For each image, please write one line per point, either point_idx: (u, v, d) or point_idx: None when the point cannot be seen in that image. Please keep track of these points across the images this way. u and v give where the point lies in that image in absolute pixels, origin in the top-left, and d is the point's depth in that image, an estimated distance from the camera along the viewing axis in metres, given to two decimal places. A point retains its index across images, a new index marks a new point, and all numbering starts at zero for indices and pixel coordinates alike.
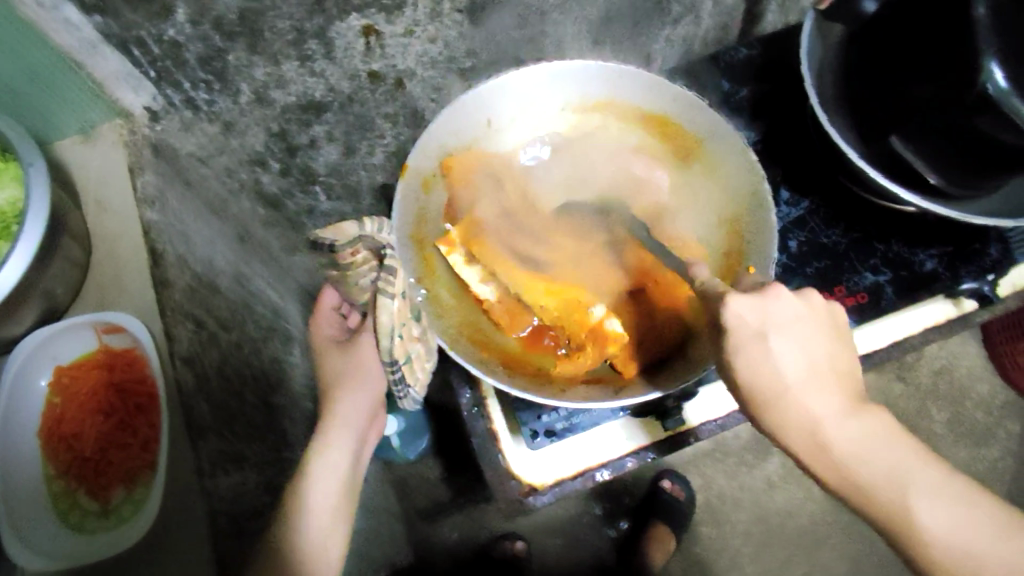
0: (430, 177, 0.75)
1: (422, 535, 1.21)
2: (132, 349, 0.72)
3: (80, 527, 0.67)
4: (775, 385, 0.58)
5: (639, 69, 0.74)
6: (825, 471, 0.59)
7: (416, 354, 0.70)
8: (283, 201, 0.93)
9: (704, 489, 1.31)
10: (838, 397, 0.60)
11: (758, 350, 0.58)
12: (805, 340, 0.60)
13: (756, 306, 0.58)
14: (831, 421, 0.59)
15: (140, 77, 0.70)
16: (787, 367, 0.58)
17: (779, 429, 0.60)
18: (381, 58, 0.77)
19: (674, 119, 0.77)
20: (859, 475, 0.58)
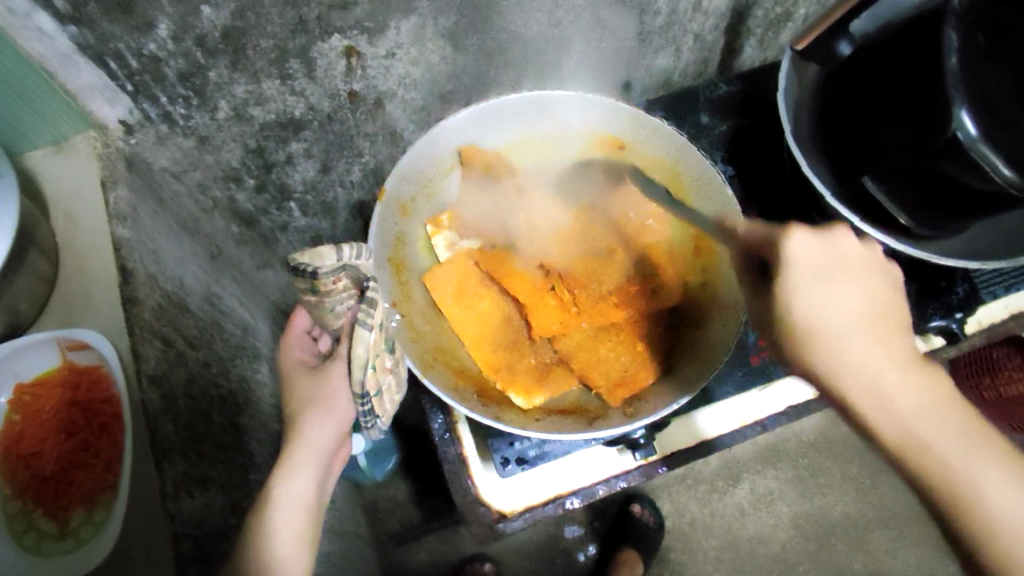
0: (408, 202, 0.75)
1: (394, 559, 1.19)
2: (98, 366, 0.70)
3: (36, 551, 0.65)
4: (830, 323, 0.58)
5: (619, 100, 0.75)
6: (869, 404, 0.58)
7: (386, 386, 0.71)
8: (257, 218, 0.91)
9: (675, 516, 1.31)
10: (888, 348, 0.59)
11: (823, 290, 0.59)
12: (856, 297, 0.59)
13: (823, 243, 0.60)
14: (863, 339, 0.58)
15: (117, 90, 0.69)
16: (836, 311, 0.59)
17: (818, 330, 0.58)
18: (363, 79, 0.77)
19: (653, 151, 0.77)
20: (891, 396, 0.57)
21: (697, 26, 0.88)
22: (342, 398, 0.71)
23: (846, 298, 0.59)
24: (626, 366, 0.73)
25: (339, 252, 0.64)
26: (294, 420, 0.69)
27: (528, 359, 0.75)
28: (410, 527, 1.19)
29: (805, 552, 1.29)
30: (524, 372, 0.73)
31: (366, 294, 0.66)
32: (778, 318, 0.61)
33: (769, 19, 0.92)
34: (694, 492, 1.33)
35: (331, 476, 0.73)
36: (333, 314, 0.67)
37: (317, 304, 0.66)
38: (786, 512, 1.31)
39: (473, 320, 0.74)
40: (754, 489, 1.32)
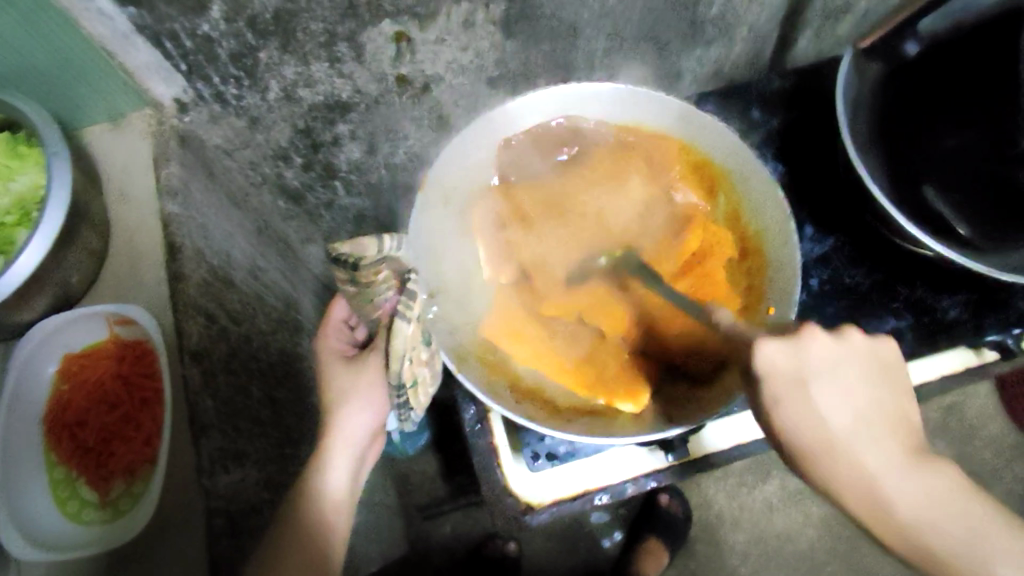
0: (451, 192, 0.75)
1: (422, 533, 1.20)
2: (143, 341, 0.72)
3: (77, 517, 0.68)
4: (823, 435, 0.55)
5: (668, 95, 0.76)
6: (857, 497, 0.57)
7: (423, 377, 0.73)
8: (304, 195, 0.90)
9: (701, 507, 1.30)
10: (893, 447, 0.57)
11: (800, 395, 0.54)
12: (853, 382, 0.57)
13: (791, 352, 0.54)
14: (885, 475, 0.57)
15: (171, 69, 0.71)
16: (834, 417, 0.56)
17: (832, 478, 0.57)
18: (410, 63, 0.76)
19: (696, 146, 0.77)
20: (909, 509, 0.57)
21: (753, 17, 0.85)
22: (377, 392, 0.71)
23: (861, 422, 0.57)
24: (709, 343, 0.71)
25: (381, 243, 0.66)
26: (329, 409, 0.70)
27: (615, 365, 0.73)
28: (438, 500, 1.19)
29: (830, 551, 1.27)
30: (613, 376, 0.72)
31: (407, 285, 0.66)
32: (766, 416, 0.56)
33: (828, 11, 0.88)
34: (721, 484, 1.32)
35: (366, 461, 0.74)
36: (372, 305, 0.69)
37: (355, 295, 0.68)
38: (814, 510, 1.29)
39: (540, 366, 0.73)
40: (784, 487, 1.30)
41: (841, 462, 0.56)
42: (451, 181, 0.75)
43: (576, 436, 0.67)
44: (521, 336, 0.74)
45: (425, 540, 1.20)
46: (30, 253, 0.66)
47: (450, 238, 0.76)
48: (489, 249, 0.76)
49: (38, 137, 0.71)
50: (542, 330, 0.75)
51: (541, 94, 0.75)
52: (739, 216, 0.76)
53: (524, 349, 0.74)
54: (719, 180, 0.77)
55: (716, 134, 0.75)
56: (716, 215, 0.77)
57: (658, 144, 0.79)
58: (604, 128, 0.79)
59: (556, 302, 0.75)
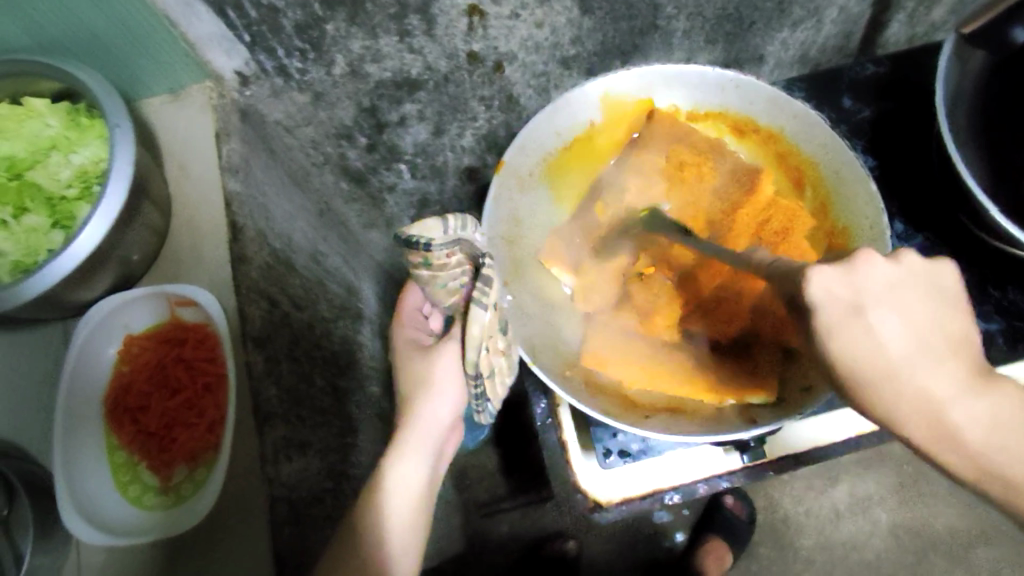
0: (525, 177, 0.74)
1: (479, 528, 1.11)
2: (205, 325, 0.70)
3: (139, 503, 0.67)
4: (884, 362, 0.45)
5: (760, 79, 0.71)
6: (917, 422, 0.47)
7: (499, 367, 0.67)
8: (367, 176, 0.86)
9: (768, 511, 1.22)
10: (958, 368, 0.47)
11: (898, 386, 0.46)
12: (916, 311, 0.46)
13: (849, 282, 0.45)
14: (953, 402, 0.46)
15: (234, 40, 0.67)
16: (895, 343, 0.45)
17: (897, 419, 0.47)
18: (482, 39, 0.72)
19: (789, 137, 0.73)
20: (989, 439, 0.47)
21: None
22: (455, 379, 0.69)
23: (914, 336, 0.46)
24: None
25: (445, 224, 0.61)
26: (406, 401, 0.68)
27: (726, 365, 0.68)
28: (497, 497, 1.11)
29: (901, 563, 1.18)
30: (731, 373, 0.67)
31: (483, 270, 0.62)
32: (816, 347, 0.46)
33: None
34: (789, 488, 1.23)
35: (445, 453, 0.73)
36: (446, 290, 0.65)
37: (430, 280, 0.64)
38: (886, 519, 1.20)
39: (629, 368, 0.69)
40: (855, 492, 1.21)
41: (906, 385, 0.46)
42: (527, 165, 0.73)
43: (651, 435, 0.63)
44: (600, 341, 0.71)
45: (483, 539, 1.13)
46: (90, 231, 0.63)
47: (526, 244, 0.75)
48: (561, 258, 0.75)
49: (99, 110, 0.69)
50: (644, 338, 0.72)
51: (624, 74, 0.72)
52: (827, 209, 0.71)
53: (614, 362, 0.70)
54: (806, 168, 0.73)
55: (803, 116, 0.71)
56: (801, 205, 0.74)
57: (742, 131, 0.76)
58: (691, 113, 0.76)
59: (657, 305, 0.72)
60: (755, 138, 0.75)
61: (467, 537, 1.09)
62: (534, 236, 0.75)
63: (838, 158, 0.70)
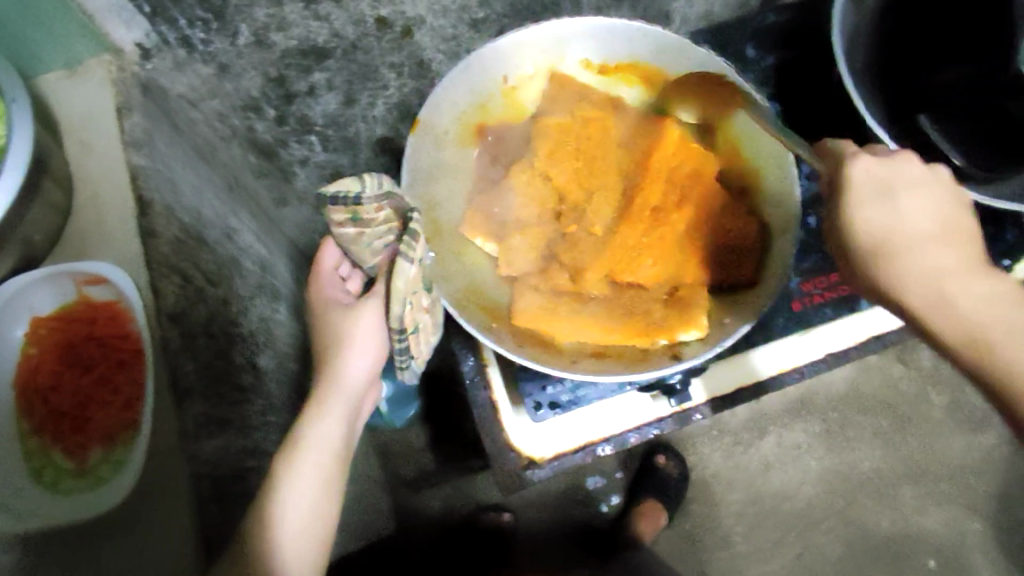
0: (441, 134, 0.75)
1: (410, 506, 1.14)
2: (114, 302, 0.68)
3: (53, 487, 0.63)
4: (899, 234, 0.55)
5: (664, 31, 0.73)
6: (918, 289, 0.55)
7: (423, 325, 0.70)
8: (277, 149, 0.84)
9: (698, 468, 1.24)
10: (932, 218, 0.56)
11: (891, 206, 0.55)
12: (933, 191, 0.57)
13: (887, 168, 0.56)
14: (955, 275, 0.55)
15: (131, 10, 0.65)
16: (913, 215, 0.56)
17: (900, 284, 0.55)
18: (390, 5, 0.72)
19: (696, 85, 0.75)
20: (943, 282, 0.55)
21: None
22: (376, 336, 0.71)
23: (918, 201, 0.56)
24: (735, 249, 0.70)
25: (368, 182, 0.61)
26: (326, 356, 0.70)
27: (654, 305, 0.69)
28: (426, 473, 1.14)
29: (831, 509, 1.21)
30: (660, 313, 0.69)
31: (410, 225, 0.63)
32: (844, 223, 0.57)
33: None
34: (716, 444, 1.25)
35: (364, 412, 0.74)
36: (369, 249, 0.66)
37: (355, 238, 0.64)
38: (814, 466, 1.23)
39: (555, 323, 0.69)
40: (781, 442, 1.24)
41: (909, 254, 0.55)
42: (442, 123, 0.74)
43: (584, 377, 0.66)
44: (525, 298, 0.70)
45: (414, 518, 1.14)
46: None
47: (443, 203, 0.75)
48: (481, 223, 0.74)
49: None
50: (566, 291, 0.71)
51: (533, 31, 0.74)
52: (736, 152, 0.74)
53: (541, 317, 0.69)
54: (715, 114, 0.75)
55: (707, 63, 0.73)
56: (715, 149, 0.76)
57: (652, 82, 0.77)
58: (602, 66, 0.77)
59: (580, 260, 0.71)
60: (664, 88, 0.77)
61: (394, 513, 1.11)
62: (452, 199, 0.75)
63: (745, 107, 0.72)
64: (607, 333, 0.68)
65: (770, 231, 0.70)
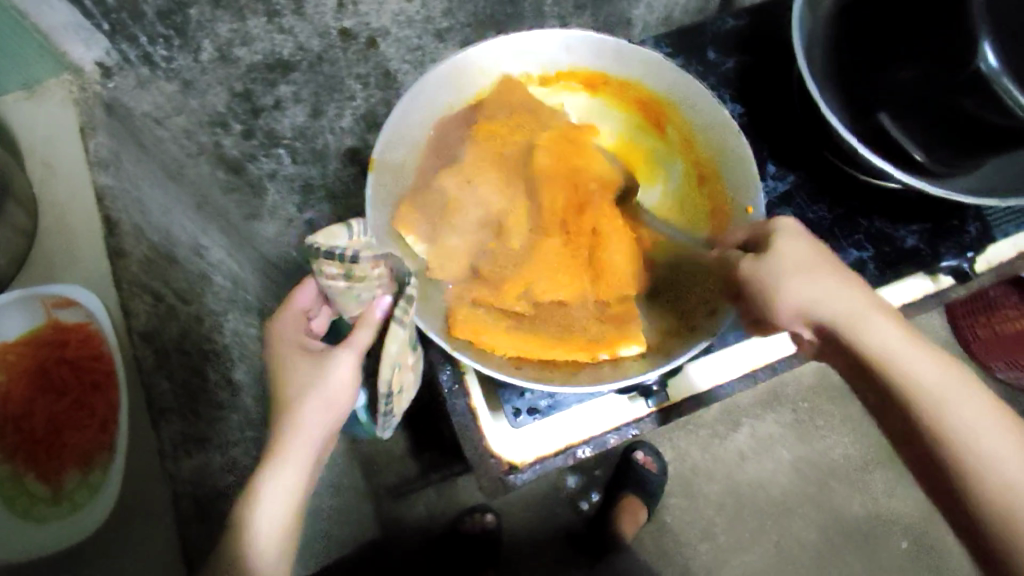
0: (397, 167, 0.71)
1: (391, 514, 1.14)
2: (85, 323, 0.68)
3: (28, 515, 0.63)
4: (817, 297, 0.57)
5: (609, 38, 0.74)
6: (886, 366, 0.54)
7: (406, 383, 0.68)
8: (245, 164, 0.81)
9: (677, 462, 1.26)
10: (898, 325, 0.55)
11: (846, 324, 0.56)
12: (849, 290, 0.57)
13: (794, 242, 0.60)
14: (896, 345, 0.54)
15: (91, 28, 0.63)
16: (868, 325, 0.55)
17: (852, 340, 0.55)
18: (354, 15, 0.73)
19: (640, 84, 0.76)
20: (918, 382, 0.52)
21: None
22: (348, 389, 0.65)
23: (861, 320, 0.55)
24: (638, 274, 0.73)
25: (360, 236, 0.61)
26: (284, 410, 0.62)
27: (590, 321, 0.70)
28: (407, 480, 1.13)
29: (804, 495, 1.25)
30: (595, 327, 0.70)
31: (405, 288, 0.62)
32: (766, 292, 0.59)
33: None
34: (694, 438, 1.28)
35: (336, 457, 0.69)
36: (354, 301, 0.64)
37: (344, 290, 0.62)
38: (787, 456, 1.26)
39: (526, 342, 0.68)
40: (756, 433, 1.27)
41: (879, 346, 0.54)
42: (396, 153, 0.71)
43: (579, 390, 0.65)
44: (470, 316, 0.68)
45: (397, 523, 1.15)
46: None
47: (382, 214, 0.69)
48: (411, 224, 0.70)
49: None
50: (498, 305, 0.70)
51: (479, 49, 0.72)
52: (691, 143, 0.76)
53: (490, 333, 0.67)
54: (666, 110, 0.77)
55: (652, 66, 0.74)
56: (670, 144, 0.79)
57: (594, 87, 0.79)
58: (543, 74, 0.78)
59: (503, 274, 0.72)
60: (610, 90, 0.79)
61: (380, 523, 1.11)
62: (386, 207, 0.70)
63: (693, 100, 0.73)
64: (569, 346, 0.68)
65: (735, 217, 0.71)
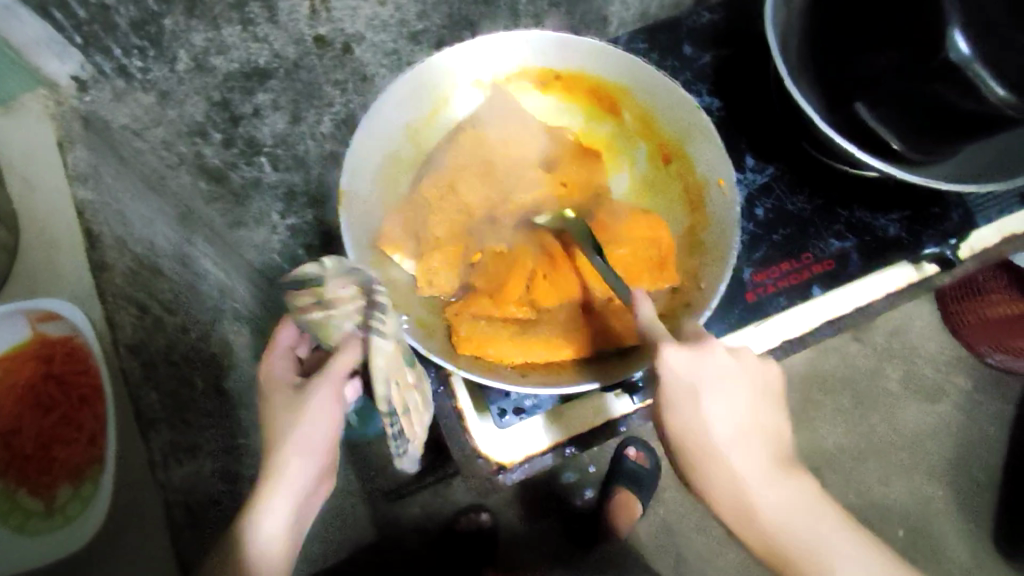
0: (364, 196, 0.72)
1: (389, 515, 1.20)
2: (71, 337, 0.67)
3: (25, 529, 0.63)
4: (709, 438, 0.59)
5: (554, 32, 0.74)
6: (702, 465, 0.60)
7: (413, 405, 0.67)
8: (228, 174, 0.77)
9: (665, 456, 1.34)
10: (764, 456, 0.60)
11: (705, 471, 0.61)
12: (736, 409, 0.60)
13: (694, 358, 0.58)
14: (755, 485, 0.59)
15: (65, 43, 0.62)
16: (716, 426, 0.59)
17: (709, 490, 0.61)
18: (328, 22, 0.74)
19: (591, 71, 0.78)
20: (779, 530, 0.59)
21: None
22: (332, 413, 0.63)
23: (714, 441, 0.59)
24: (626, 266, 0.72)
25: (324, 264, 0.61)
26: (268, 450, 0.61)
27: (585, 317, 0.71)
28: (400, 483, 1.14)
29: None
30: (591, 324, 0.70)
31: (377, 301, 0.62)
32: (662, 415, 0.61)
33: None
34: None
35: None
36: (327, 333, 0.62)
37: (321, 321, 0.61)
38: None
39: (525, 347, 0.68)
40: None
41: (705, 456, 0.60)
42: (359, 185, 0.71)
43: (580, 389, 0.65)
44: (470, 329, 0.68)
45: (396, 524, 1.22)
46: None
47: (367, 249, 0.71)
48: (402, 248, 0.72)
49: None
50: (495, 315, 0.69)
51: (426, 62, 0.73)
52: (651, 123, 0.78)
53: (493, 341, 0.68)
54: (618, 95, 0.79)
55: (600, 53, 0.75)
56: (627, 127, 0.81)
57: (547, 83, 0.80)
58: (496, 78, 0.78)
59: (495, 280, 0.71)
60: (559, 84, 0.80)
61: (376, 526, 1.17)
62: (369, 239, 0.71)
63: (647, 83, 0.75)
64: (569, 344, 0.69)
65: (710, 192, 0.74)
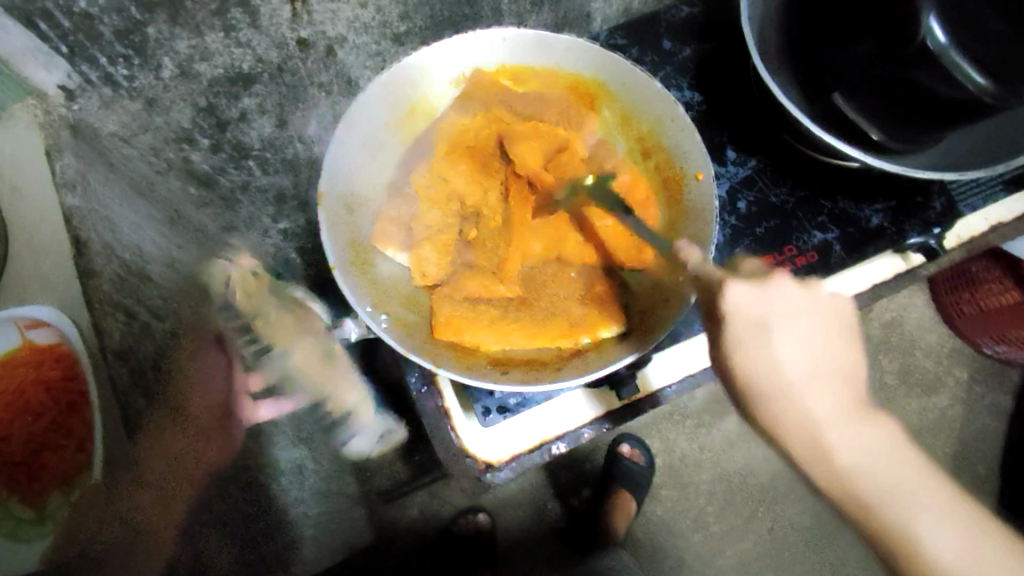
0: (348, 199, 0.74)
1: (389, 517, 1.24)
2: (58, 344, 0.67)
3: (14, 536, 0.60)
4: (779, 379, 0.52)
5: (532, 30, 0.78)
6: (795, 434, 0.53)
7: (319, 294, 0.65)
8: (215, 177, 0.83)
9: (665, 453, 1.37)
10: (845, 396, 0.54)
11: (783, 402, 0.53)
12: (813, 336, 0.53)
13: (760, 296, 0.52)
14: (832, 423, 0.53)
15: (51, 52, 0.63)
16: (788, 362, 0.52)
17: (778, 422, 0.54)
18: (309, 25, 0.75)
19: (567, 68, 0.81)
20: (858, 477, 0.53)
21: None
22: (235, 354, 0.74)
23: (785, 370, 0.52)
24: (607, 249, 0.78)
25: None
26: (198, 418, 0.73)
27: (572, 303, 0.76)
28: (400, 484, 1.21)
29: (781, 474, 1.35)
30: (578, 310, 0.75)
31: None
32: (722, 354, 0.54)
33: None
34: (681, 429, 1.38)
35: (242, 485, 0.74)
36: None
37: None
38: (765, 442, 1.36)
39: (514, 335, 0.73)
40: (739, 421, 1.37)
41: (788, 408, 0.53)
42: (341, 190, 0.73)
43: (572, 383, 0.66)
44: (463, 320, 0.73)
45: (393, 527, 1.26)
46: None
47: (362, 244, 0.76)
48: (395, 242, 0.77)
49: None
50: (485, 298, 0.76)
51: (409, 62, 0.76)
52: (629, 118, 0.82)
53: (480, 330, 0.72)
54: (596, 91, 0.82)
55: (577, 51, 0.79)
56: (606, 121, 0.84)
57: (522, 81, 0.83)
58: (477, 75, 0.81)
59: (495, 259, 0.79)
60: (539, 80, 0.83)
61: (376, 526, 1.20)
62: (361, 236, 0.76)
63: (624, 77, 0.79)
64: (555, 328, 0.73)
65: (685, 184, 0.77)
